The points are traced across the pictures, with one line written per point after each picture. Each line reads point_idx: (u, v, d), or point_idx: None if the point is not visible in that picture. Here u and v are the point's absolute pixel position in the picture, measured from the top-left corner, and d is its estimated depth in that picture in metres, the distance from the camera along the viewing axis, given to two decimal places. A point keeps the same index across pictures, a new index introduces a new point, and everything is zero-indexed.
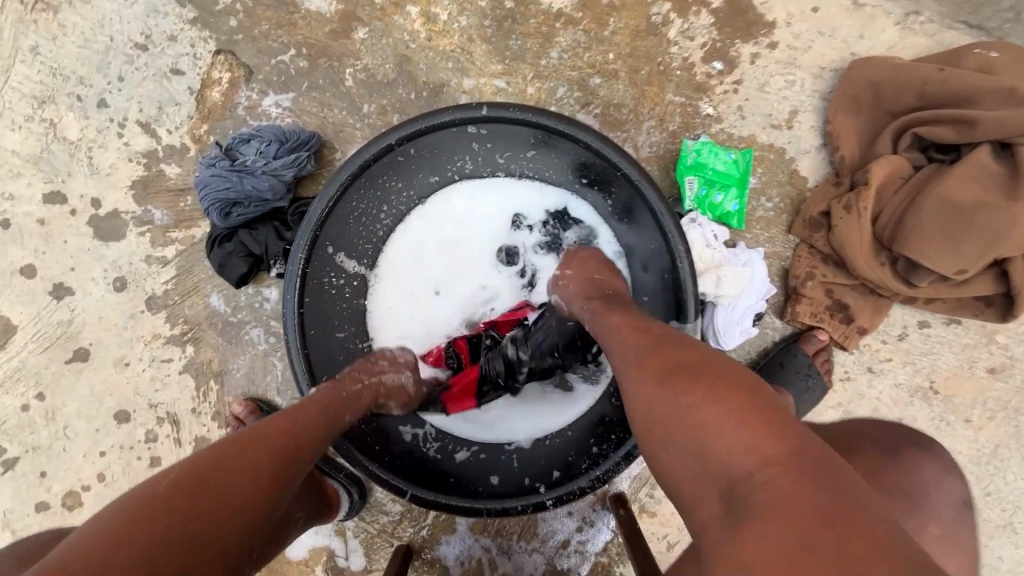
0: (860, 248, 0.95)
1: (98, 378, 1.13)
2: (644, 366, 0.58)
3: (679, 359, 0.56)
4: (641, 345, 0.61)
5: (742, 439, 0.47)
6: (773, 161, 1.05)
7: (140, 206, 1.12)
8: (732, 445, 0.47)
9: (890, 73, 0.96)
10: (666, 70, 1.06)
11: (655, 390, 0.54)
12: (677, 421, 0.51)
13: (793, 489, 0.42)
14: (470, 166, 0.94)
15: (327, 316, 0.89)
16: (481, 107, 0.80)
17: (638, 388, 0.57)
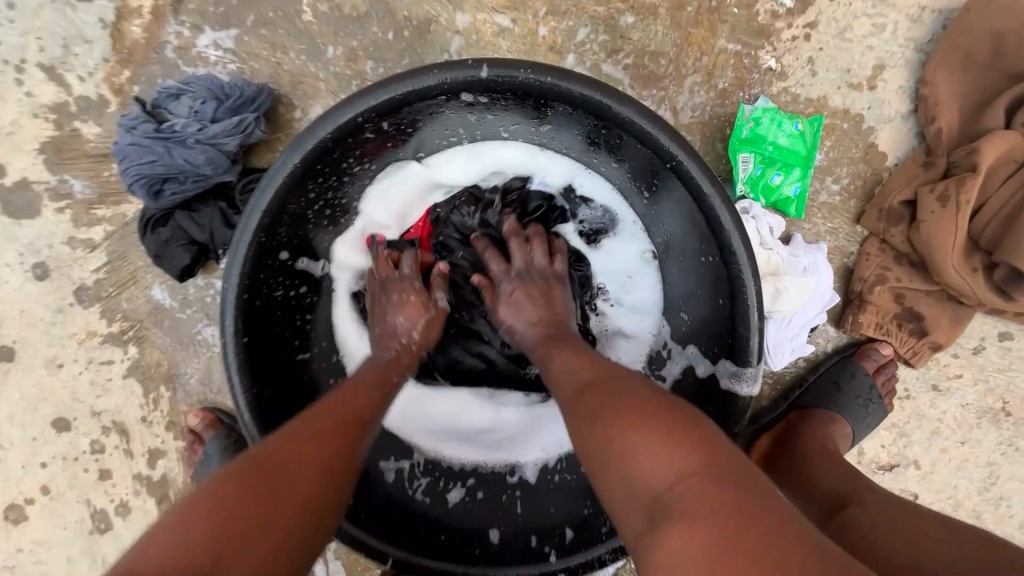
0: (953, 249, 0.76)
1: (28, 381, 0.96)
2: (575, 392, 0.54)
3: (608, 385, 0.52)
4: (584, 372, 0.56)
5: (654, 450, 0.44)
6: (846, 131, 0.83)
7: (54, 175, 0.90)
8: (657, 469, 0.43)
9: (1019, 20, 0.74)
10: (720, 6, 0.82)
11: (582, 414, 0.51)
12: (603, 452, 0.47)
13: (707, 504, 0.39)
14: (467, 140, 0.73)
15: (280, 338, 0.69)
16: (478, 63, 0.58)
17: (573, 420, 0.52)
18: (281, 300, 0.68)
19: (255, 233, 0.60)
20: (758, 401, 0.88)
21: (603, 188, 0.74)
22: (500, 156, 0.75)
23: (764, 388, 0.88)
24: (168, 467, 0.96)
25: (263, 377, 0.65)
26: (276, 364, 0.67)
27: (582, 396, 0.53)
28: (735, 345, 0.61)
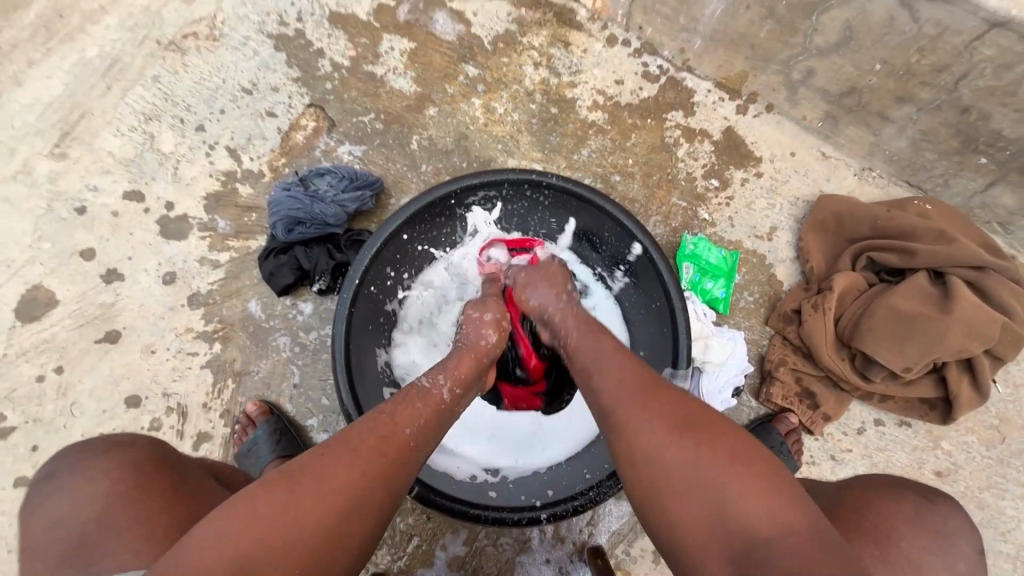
0: (824, 341, 1.12)
1: (120, 361, 1.19)
2: (637, 414, 0.66)
3: (676, 410, 0.66)
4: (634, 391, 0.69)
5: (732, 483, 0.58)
6: (755, 263, 1.25)
7: (207, 214, 1.27)
8: (751, 511, 0.57)
9: (849, 208, 1.20)
10: (674, 179, 1.30)
11: (656, 445, 0.63)
12: (676, 474, 0.61)
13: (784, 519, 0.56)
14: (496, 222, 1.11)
15: (366, 323, 1.00)
16: (541, 171, 0.99)
17: (656, 446, 0.63)
18: (374, 298, 1.01)
19: (377, 245, 0.96)
20: None
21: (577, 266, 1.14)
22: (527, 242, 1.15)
23: None
24: (210, 450, 1.14)
25: (353, 341, 0.96)
26: (360, 338, 0.98)
27: (646, 422, 0.65)
28: (673, 356, 0.94)
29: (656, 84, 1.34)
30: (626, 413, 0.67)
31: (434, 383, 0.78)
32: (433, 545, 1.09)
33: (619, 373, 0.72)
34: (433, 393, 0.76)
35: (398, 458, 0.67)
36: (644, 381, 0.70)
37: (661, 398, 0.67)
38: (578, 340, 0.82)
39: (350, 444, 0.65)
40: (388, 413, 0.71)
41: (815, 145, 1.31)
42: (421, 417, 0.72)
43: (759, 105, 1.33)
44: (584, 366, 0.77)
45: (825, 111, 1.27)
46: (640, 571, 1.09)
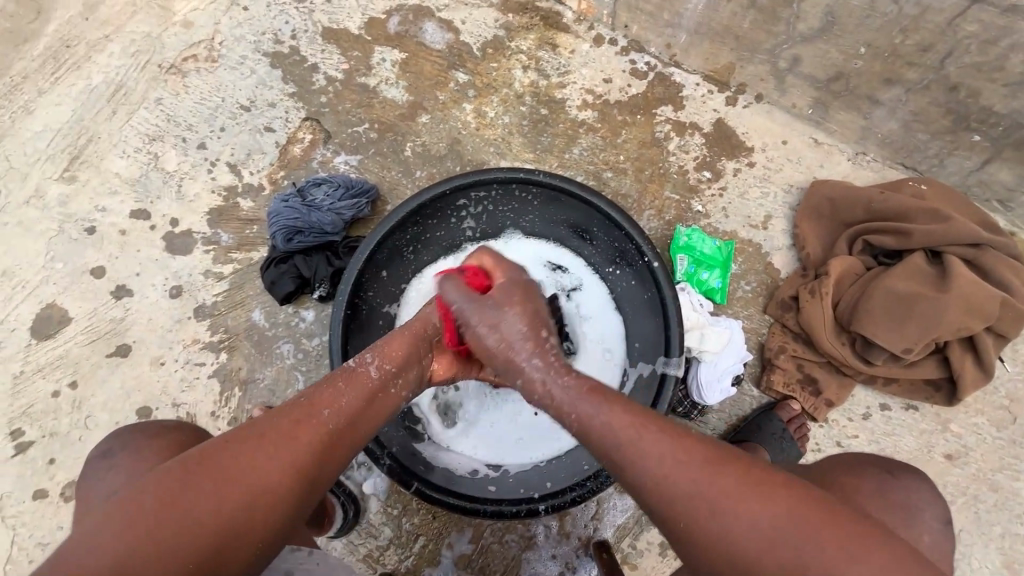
0: (822, 326, 1.11)
1: (131, 374, 1.22)
2: (699, 495, 0.61)
3: (729, 473, 0.62)
4: (680, 463, 0.64)
5: (817, 547, 0.57)
6: (751, 253, 1.25)
7: (211, 229, 1.31)
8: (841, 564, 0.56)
9: (842, 192, 1.20)
10: (666, 173, 1.31)
11: (729, 527, 0.60)
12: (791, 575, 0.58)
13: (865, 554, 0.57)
14: (487, 222, 1.13)
15: (362, 326, 1.02)
16: (529, 170, 1.00)
17: (729, 525, 0.60)
18: (370, 301, 1.03)
19: (370, 248, 0.99)
20: None
21: (575, 262, 1.15)
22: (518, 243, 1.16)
23: (706, 432, 1.15)
24: None
25: (349, 343, 0.98)
26: (357, 340, 1.00)
27: (711, 502, 0.61)
28: (666, 345, 0.95)
29: (645, 81, 1.36)
30: (705, 515, 0.61)
31: (366, 367, 0.76)
32: (439, 544, 1.10)
33: (674, 465, 0.63)
34: (364, 377, 0.76)
35: (316, 444, 0.68)
36: (705, 469, 0.63)
37: (734, 486, 0.61)
38: (589, 416, 0.69)
39: (264, 430, 0.66)
40: (310, 399, 0.71)
41: (807, 132, 1.31)
42: (346, 406, 0.72)
43: (749, 96, 1.33)
44: (619, 451, 0.66)
45: (814, 97, 1.27)
46: (647, 565, 1.08)
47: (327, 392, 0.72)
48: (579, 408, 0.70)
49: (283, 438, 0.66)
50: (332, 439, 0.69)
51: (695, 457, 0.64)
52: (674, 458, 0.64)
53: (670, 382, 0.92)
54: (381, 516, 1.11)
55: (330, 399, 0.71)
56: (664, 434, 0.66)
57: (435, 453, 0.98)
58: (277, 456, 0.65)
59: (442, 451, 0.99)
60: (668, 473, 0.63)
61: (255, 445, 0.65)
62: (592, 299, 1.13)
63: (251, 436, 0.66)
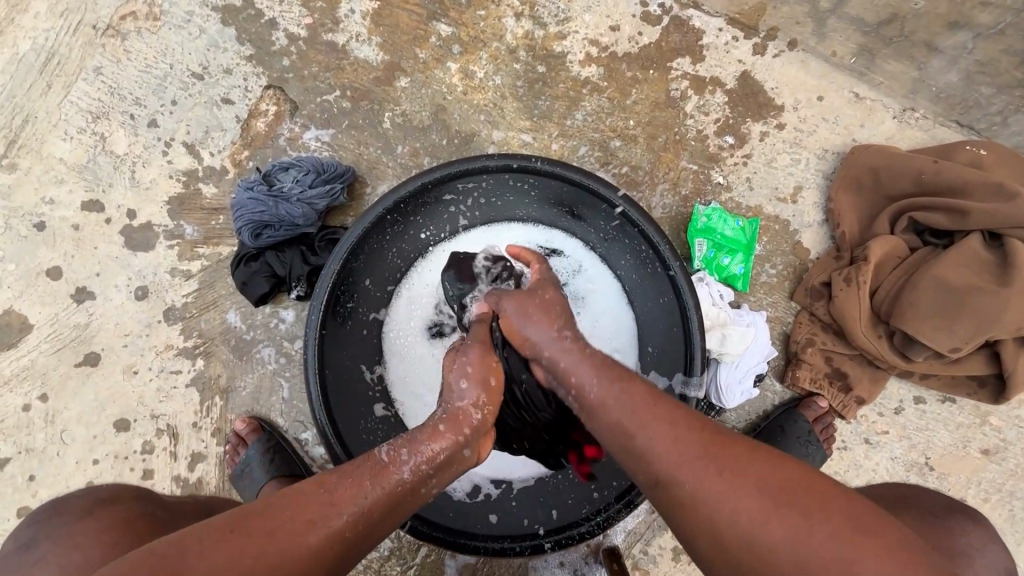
0: (858, 317, 1.00)
1: (103, 384, 1.14)
2: (695, 465, 0.55)
3: (734, 451, 0.56)
4: (682, 437, 0.58)
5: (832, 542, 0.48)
6: (778, 231, 1.10)
7: (173, 221, 1.17)
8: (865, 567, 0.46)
9: (888, 161, 1.04)
10: (682, 139, 1.14)
11: (723, 502, 0.53)
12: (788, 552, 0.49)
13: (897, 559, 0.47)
14: (479, 210, 0.99)
15: (342, 339, 0.91)
16: (526, 157, 0.85)
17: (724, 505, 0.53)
18: (349, 311, 0.92)
19: (344, 253, 0.86)
20: None
21: (571, 243, 1.02)
22: (515, 231, 1.03)
23: None
24: (206, 470, 1.11)
25: (327, 361, 0.88)
26: (337, 356, 0.90)
27: (708, 472, 0.54)
28: (686, 359, 0.84)
29: (659, 27, 1.15)
30: (697, 479, 0.55)
31: (400, 460, 0.64)
32: (442, 554, 1.05)
33: (666, 429, 0.59)
34: (395, 476, 0.63)
35: (331, 555, 0.56)
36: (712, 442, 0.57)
37: (746, 460, 0.55)
38: (605, 391, 0.65)
39: (272, 528, 0.54)
40: (330, 491, 0.59)
41: (847, 85, 1.13)
42: (372, 502, 0.60)
43: (781, 43, 1.13)
44: (627, 435, 0.61)
45: (859, 44, 1.09)
46: (660, 570, 1.04)
47: (351, 483, 0.60)
48: (592, 391, 0.66)
49: (295, 537, 0.54)
50: (349, 543, 0.57)
51: (698, 433, 0.58)
52: (678, 428, 0.59)
53: (691, 403, 0.83)
54: None
55: (353, 494, 0.59)
56: (674, 407, 0.62)
57: None
58: (281, 566, 0.52)
59: None
60: (668, 438, 0.58)
61: (257, 543, 0.53)
62: (595, 286, 1.01)
63: (249, 534, 0.54)
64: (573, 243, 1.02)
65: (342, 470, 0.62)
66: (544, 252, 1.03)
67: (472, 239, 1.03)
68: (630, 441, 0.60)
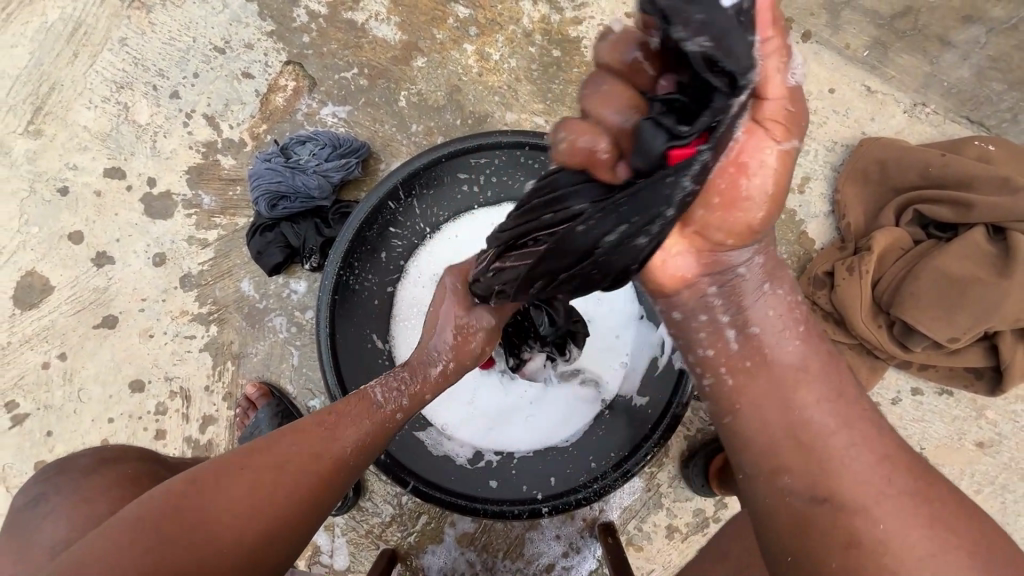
0: (859, 306, 1.01)
1: (120, 346, 1.17)
2: (889, 502, 0.49)
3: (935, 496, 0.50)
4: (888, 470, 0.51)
5: None
6: (783, 220, 1.12)
7: (191, 190, 1.20)
8: None
9: (897, 154, 1.05)
10: None
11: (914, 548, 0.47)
12: None
13: None
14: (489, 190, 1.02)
15: (353, 306, 0.94)
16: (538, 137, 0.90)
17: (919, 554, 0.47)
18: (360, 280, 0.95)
19: (358, 222, 0.89)
20: None
21: None
22: None
23: None
24: (216, 432, 1.14)
25: (338, 326, 0.91)
26: (347, 323, 0.93)
27: (902, 513, 0.48)
28: None
29: None
30: (889, 517, 0.48)
31: (387, 402, 0.73)
32: (442, 523, 1.08)
33: (868, 454, 0.52)
34: (385, 415, 0.72)
35: (331, 489, 0.64)
36: (946, 531, 0.48)
37: (943, 506, 0.49)
38: (796, 385, 0.56)
39: (280, 453, 0.62)
40: (329, 423, 0.67)
41: (859, 78, 1.14)
42: (368, 434, 0.69)
43: (794, 34, 1.14)
44: (842, 503, 0.50)
45: (872, 37, 1.10)
46: (654, 547, 1.07)
47: (345, 417, 0.69)
48: (782, 376, 0.57)
49: (300, 465, 0.62)
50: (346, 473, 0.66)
51: (903, 472, 0.51)
52: (881, 456, 0.52)
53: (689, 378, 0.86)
54: (384, 494, 1.09)
55: (347, 429, 0.68)
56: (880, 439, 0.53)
57: (436, 438, 0.93)
58: (288, 493, 0.60)
59: (442, 436, 0.94)
60: (866, 463, 0.51)
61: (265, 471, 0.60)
62: None
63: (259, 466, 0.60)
64: None
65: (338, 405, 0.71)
66: None
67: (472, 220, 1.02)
68: (829, 454, 0.52)
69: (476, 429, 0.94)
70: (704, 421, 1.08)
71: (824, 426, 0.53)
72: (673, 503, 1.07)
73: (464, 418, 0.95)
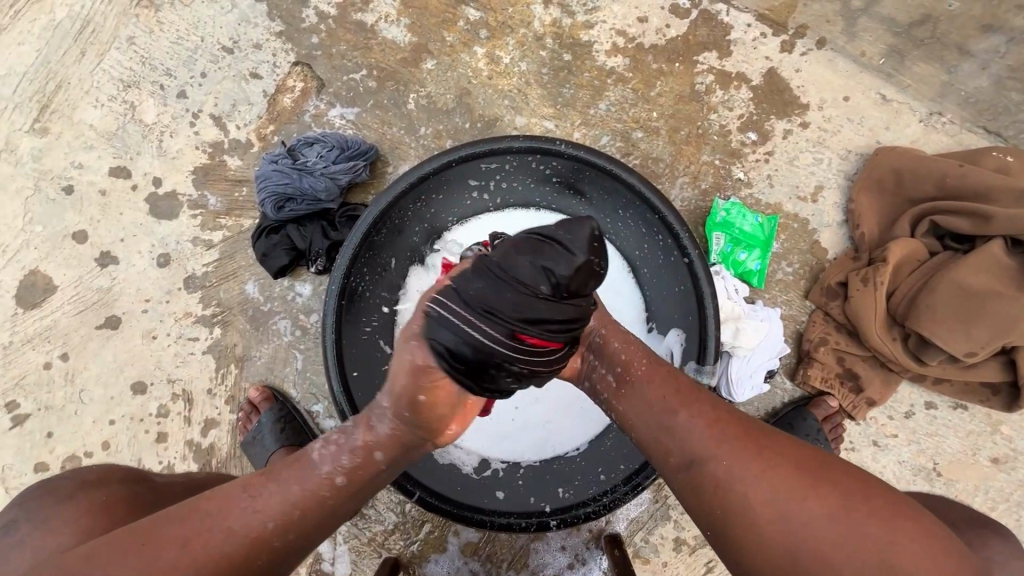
0: (873, 317, 1.00)
1: (123, 347, 1.16)
2: (712, 444, 0.60)
3: (748, 431, 0.61)
4: (708, 420, 0.62)
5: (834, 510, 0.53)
6: (796, 229, 1.10)
7: (197, 190, 1.19)
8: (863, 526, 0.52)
9: (913, 164, 1.04)
10: (705, 133, 1.14)
11: (737, 481, 0.57)
12: (789, 516, 0.54)
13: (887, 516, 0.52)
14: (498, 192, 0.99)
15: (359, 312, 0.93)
16: (550, 140, 0.87)
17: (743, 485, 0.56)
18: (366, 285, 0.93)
19: (365, 228, 0.88)
20: None
21: None
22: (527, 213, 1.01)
23: None
24: (218, 436, 1.13)
25: (344, 333, 0.89)
26: (355, 331, 0.92)
27: (719, 452, 0.59)
28: (700, 348, 0.86)
29: (687, 21, 1.15)
30: (716, 460, 0.59)
31: (324, 465, 0.64)
32: (445, 531, 1.06)
33: (693, 413, 0.62)
34: (321, 480, 0.63)
35: (257, 567, 0.60)
36: (790, 466, 0.57)
37: (752, 439, 0.59)
38: (631, 368, 0.68)
39: (199, 520, 0.59)
40: (262, 487, 0.62)
41: (874, 86, 1.13)
42: (296, 506, 0.61)
43: (809, 41, 1.13)
44: (699, 467, 0.59)
45: (889, 45, 1.09)
46: (661, 560, 1.05)
47: (283, 478, 0.63)
48: (627, 370, 0.68)
49: (216, 536, 0.58)
50: (268, 547, 0.60)
51: (720, 417, 0.62)
52: (702, 411, 0.62)
53: None
54: (387, 501, 1.07)
55: (277, 496, 0.61)
56: (705, 403, 0.64)
57: (444, 446, 0.92)
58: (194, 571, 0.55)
59: (449, 444, 0.92)
60: (693, 420, 0.62)
61: (180, 540, 0.57)
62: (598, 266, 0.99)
63: (176, 532, 0.57)
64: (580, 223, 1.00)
65: (282, 464, 0.65)
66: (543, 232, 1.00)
67: (481, 223, 1.01)
68: (666, 420, 0.63)
69: (484, 435, 0.94)
70: None
71: (673, 410, 0.63)
72: (681, 515, 1.05)
73: (472, 424, 0.94)
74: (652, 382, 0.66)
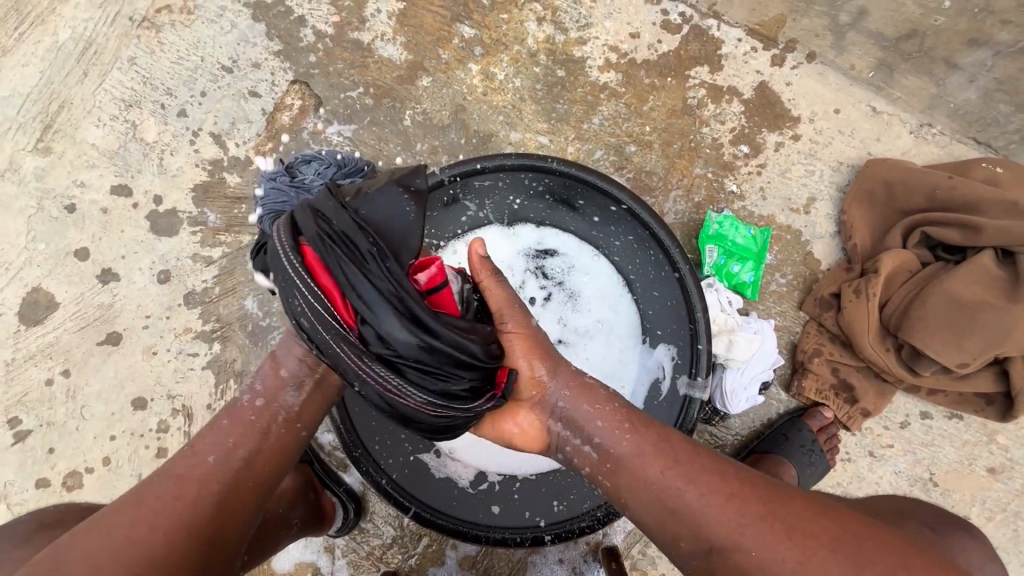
0: (867, 329, 1.00)
1: (124, 362, 1.17)
2: (727, 520, 0.59)
3: (759, 495, 0.61)
4: (720, 493, 0.61)
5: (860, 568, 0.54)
6: (789, 240, 1.11)
7: (197, 208, 1.21)
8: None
9: (903, 175, 1.05)
10: (697, 146, 1.15)
11: (759, 555, 0.57)
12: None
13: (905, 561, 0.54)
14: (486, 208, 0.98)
15: None
16: (541, 159, 0.90)
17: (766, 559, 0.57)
18: None
19: None
20: (722, 447, 1.07)
21: (564, 240, 0.99)
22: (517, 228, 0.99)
23: (727, 437, 1.08)
24: None
25: None
26: None
27: (737, 528, 0.59)
28: (692, 361, 0.89)
29: (678, 36, 1.17)
30: (734, 537, 0.58)
31: (246, 400, 0.75)
32: (443, 545, 1.07)
33: (702, 488, 0.62)
34: (244, 408, 0.75)
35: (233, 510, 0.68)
36: (821, 543, 0.56)
37: (764, 506, 0.59)
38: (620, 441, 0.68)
39: (146, 493, 0.65)
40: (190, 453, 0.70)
41: (864, 99, 1.14)
42: (231, 438, 0.71)
43: (799, 55, 1.15)
44: (727, 555, 0.59)
45: (878, 58, 1.10)
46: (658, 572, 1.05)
47: (209, 434, 0.72)
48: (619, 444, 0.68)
49: (170, 497, 0.65)
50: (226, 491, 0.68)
51: (730, 485, 0.62)
52: (710, 484, 0.62)
53: (695, 404, 0.88)
54: (385, 514, 1.08)
55: (212, 446, 0.70)
56: (711, 471, 0.63)
57: (439, 461, 0.92)
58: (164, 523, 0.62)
59: (445, 459, 0.92)
60: (703, 496, 0.61)
61: (143, 515, 0.63)
62: (592, 282, 0.98)
63: (138, 505, 0.64)
64: (570, 237, 0.98)
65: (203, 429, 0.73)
66: (534, 251, 0.99)
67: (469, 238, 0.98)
68: (674, 497, 0.63)
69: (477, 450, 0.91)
70: (709, 443, 1.07)
71: (681, 488, 0.62)
72: None
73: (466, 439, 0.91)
74: (649, 456, 0.66)
